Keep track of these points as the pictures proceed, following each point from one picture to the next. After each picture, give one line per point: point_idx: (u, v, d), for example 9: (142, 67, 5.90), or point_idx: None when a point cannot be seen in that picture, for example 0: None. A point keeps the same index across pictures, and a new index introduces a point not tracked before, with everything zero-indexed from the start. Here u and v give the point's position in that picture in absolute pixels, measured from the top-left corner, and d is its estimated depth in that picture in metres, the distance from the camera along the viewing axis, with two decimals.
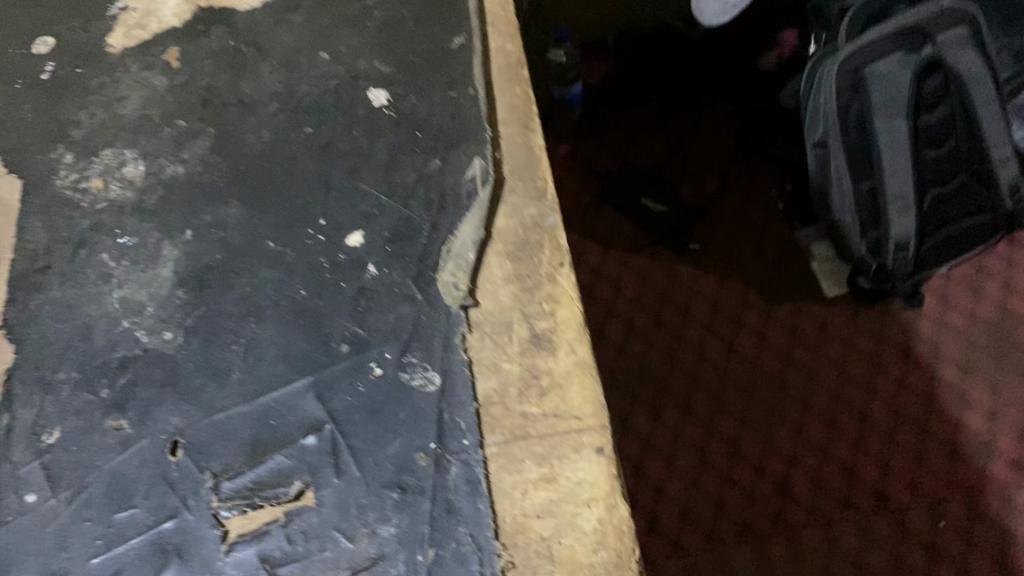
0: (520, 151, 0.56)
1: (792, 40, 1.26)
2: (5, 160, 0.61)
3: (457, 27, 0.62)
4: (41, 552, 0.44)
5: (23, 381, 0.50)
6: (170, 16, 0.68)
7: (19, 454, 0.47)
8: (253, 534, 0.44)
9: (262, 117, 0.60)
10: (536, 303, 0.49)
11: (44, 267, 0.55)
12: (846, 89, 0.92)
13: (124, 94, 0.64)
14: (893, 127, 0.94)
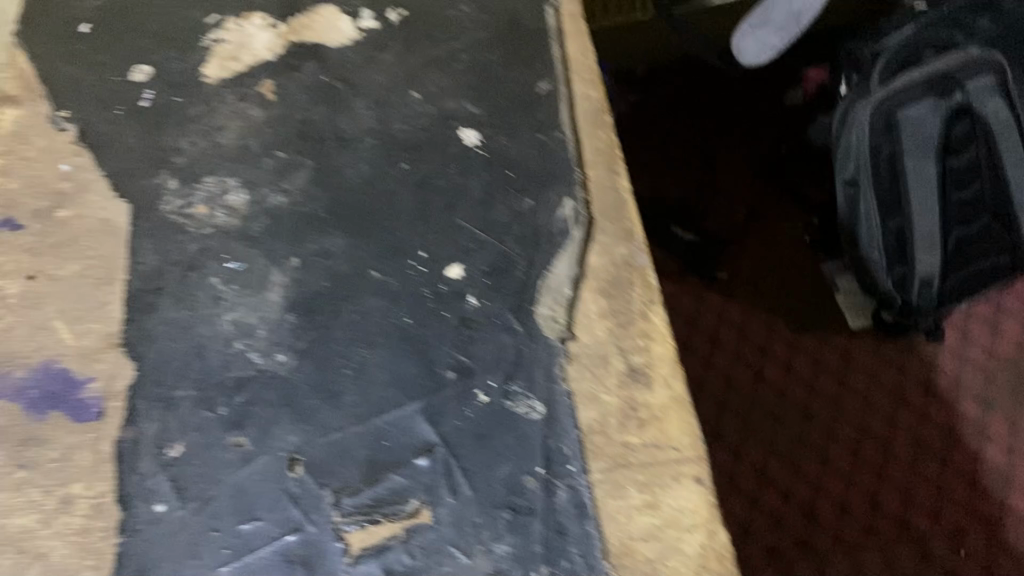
0: (607, 193, 0.59)
1: (817, 76, 1.33)
2: (112, 184, 0.64)
3: (543, 73, 0.66)
4: (173, 560, 0.48)
5: (145, 397, 0.53)
6: (262, 50, 0.72)
7: (146, 466, 0.51)
8: (375, 549, 0.47)
9: (359, 151, 0.64)
10: (632, 338, 0.52)
11: (157, 288, 0.58)
12: (880, 131, 1.01)
13: (222, 124, 0.67)
14: (922, 168, 1.02)
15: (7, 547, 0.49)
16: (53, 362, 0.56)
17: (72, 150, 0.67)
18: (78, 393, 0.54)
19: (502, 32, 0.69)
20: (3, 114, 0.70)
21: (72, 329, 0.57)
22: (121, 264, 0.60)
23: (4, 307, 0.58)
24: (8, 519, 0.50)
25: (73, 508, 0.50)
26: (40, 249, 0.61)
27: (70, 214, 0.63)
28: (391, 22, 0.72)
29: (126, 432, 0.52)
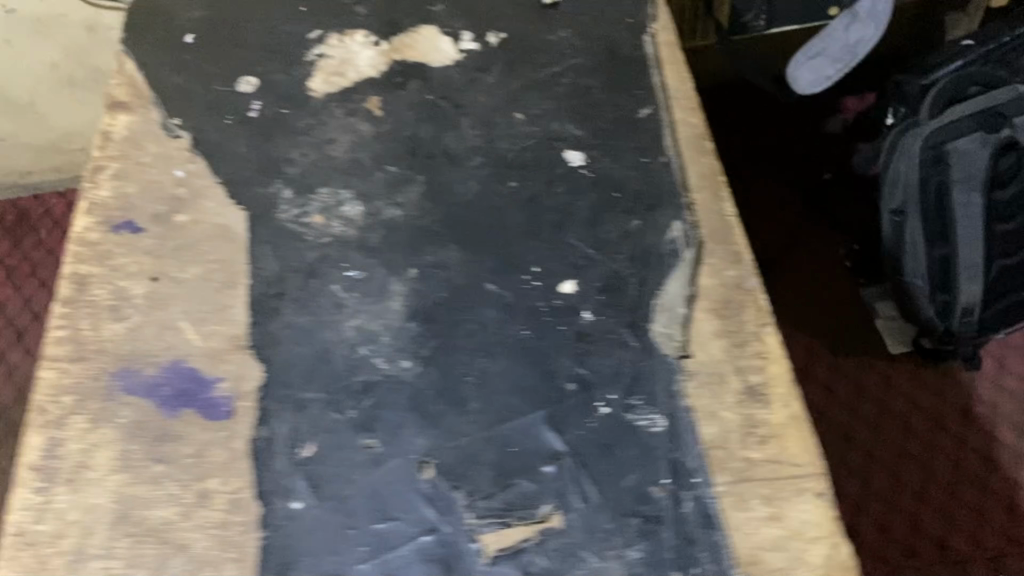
0: (713, 218, 0.61)
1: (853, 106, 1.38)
2: (228, 191, 0.66)
3: (644, 98, 0.68)
4: (312, 556, 0.49)
5: (275, 398, 0.56)
6: (366, 66, 0.74)
7: (281, 464, 0.53)
8: (510, 550, 0.49)
9: (469, 169, 0.67)
10: (747, 357, 0.55)
11: (279, 293, 0.60)
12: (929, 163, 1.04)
13: (332, 137, 0.70)
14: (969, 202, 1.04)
15: (149, 538, 0.51)
16: (181, 362, 0.58)
17: (186, 157, 0.69)
18: (208, 391, 0.56)
19: (601, 57, 0.72)
20: (116, 119, 0.72)
21: (197, 330, 0.59)
22: (241, 268, 0.62)
23: (131, 307, 0.60)
24: (149, 512, 0.52)
25: (211, 503, 0.52)
26: (161, 252, 0.63)
27: (188, 219, 0.65)
28: (491, 45, 0.75)
29: (259, 431, 0.54)
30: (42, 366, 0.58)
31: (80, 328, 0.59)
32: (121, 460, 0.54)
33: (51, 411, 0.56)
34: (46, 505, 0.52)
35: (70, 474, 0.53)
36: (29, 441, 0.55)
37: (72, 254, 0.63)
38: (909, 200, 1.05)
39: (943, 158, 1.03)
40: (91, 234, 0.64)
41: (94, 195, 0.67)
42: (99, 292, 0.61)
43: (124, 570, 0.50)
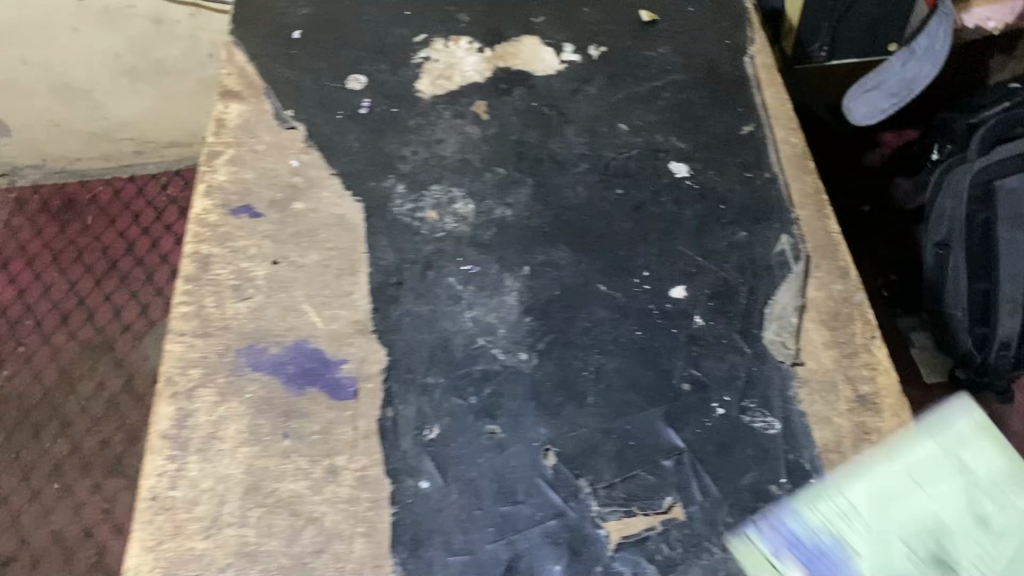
0: (819, 233, 0.64)
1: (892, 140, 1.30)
2: (344, 182, 0.69)
3: (745, 116, 0.71)
4: (442, 532, 0.52)
5: (399, 381, 0.58)
6: (472, 72, 0.76)
7: (407, 444, 0.55)
8: (635, 538, 0.52)
9: (575, 174, 0.69)
10: (856, 367, 0.58)
11: (397, 283, 0.63)
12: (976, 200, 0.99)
13: (441, 137, 0.72)
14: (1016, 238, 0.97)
15: (281, 509, 0.53)
16: (304, 342, 0.59)
17: (300, 148, 0.71)
18: (332, 372, 0.58)
19: (701, 74, 0.74)
20: (228, 107, 0.73)
21: (320, 313, 0.61)
22: (360, 257, 0.64)
23: (252, 287, 0.62)
24: (278, 484, 0.53)
25: (338, 478, 0.54)
26: (280, 236, 0.65)
27: (305, 206, 0.67)
28: (592, 57, 0.76)
29: (385, 411, 0.56)
30: (168, 339, 0.60)
31: (205, 305, 0.61)
32: (250, 433, 0.55)
33: (180, 382, 0.58)
34: (179, 473, 0.54)
35: (200, 443, 0.55)
36: (160, 411, 0.56)
37: (193, 234, 0.65)
38: (953, 233, 1.00)
39: (990, 196, 0.98)
40: (211, 216, 0.66)
41: (211, 179, 0.69)
42: (222, 271, 0.63)
43: (257, 539, 0.52)
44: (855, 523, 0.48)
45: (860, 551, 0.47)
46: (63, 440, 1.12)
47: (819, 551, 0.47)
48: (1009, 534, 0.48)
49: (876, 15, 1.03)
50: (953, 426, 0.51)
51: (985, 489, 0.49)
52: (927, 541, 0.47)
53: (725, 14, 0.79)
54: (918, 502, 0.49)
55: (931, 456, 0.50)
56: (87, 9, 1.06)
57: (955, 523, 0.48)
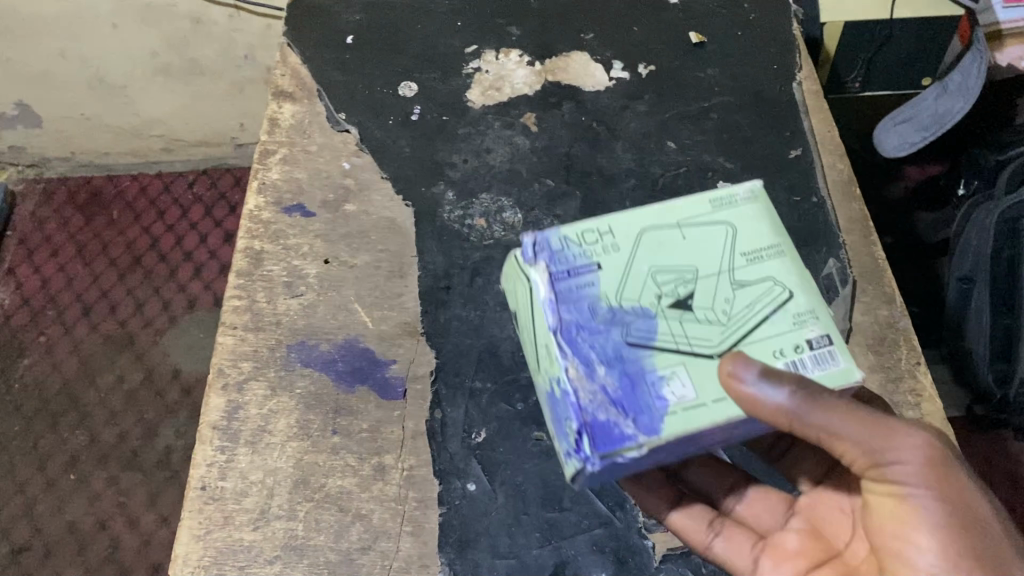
0: (865, 258, 0.66)
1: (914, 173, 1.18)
2: (394, 186, 0.69)
3: (793, 140, 0.72)
4: (488, 534, 0.54)
5: (447, 384, 0.59)
6: (522, 84, 0.76)
7: (455, 446, 0.57)
8: (680, 550, 0.54)
9: (623, 190, 0.70)
10: (901, 393, 0.60)
11: (446, 287, 0.64)
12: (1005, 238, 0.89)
13: (491, 146, 0.72)
14: None
15: (329, 505, 0.54)
16: (355, 340, 0.61)
17: (351, 150, 0.71)
18: (381, 371, 0.59)
19: (749, 98, 0.75)
20: (282, 108, 0.74)
21: (370, 314, 0.62)
22: (410, 260, 0.65)
23: (305, 285, 0.63)
24: (327, 480, 0.55)
25: (387, 477, 0.55)
26: (331, 237, 0.66)
27: (356, 208, 0.68)
28: (641, 75, 0.76)
29: (433, 413, 0.58)
30: (221, 332, 0.61)
31: (257, 300, 0.62)
32: (300, 428, 0.57)
33: (230, 373, 0.59)
34: (228, 464, 0.56)
35: (250, 436, 0.57)
36: (211, 402, 0.58)
37: (245, 230, 0.66)
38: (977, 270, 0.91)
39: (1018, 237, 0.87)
40: (263, 213, 0.67)
41: (264, 176, 0.70)
42: (274, 268, 0.64)
43: (305, 533, 0.53)
44: (608, 251, 0.47)
45: (603, 269, 0.47)
46: (82, 431, 1.12)
47: (565, 259, 0.47)
48: (760, 290, 0.46)
49: (913, 51, 0.97)
50: (738, 196, 0.50)
51: (751, 250, 0.47)
52: (672, 280, 0.46)
53: (774, 39, 0.79)
54: (675, 242, 0.48)
55: (705, 210, 0.49)
56: (127, 5, 1.04)
57: (708, 270, 0.47)
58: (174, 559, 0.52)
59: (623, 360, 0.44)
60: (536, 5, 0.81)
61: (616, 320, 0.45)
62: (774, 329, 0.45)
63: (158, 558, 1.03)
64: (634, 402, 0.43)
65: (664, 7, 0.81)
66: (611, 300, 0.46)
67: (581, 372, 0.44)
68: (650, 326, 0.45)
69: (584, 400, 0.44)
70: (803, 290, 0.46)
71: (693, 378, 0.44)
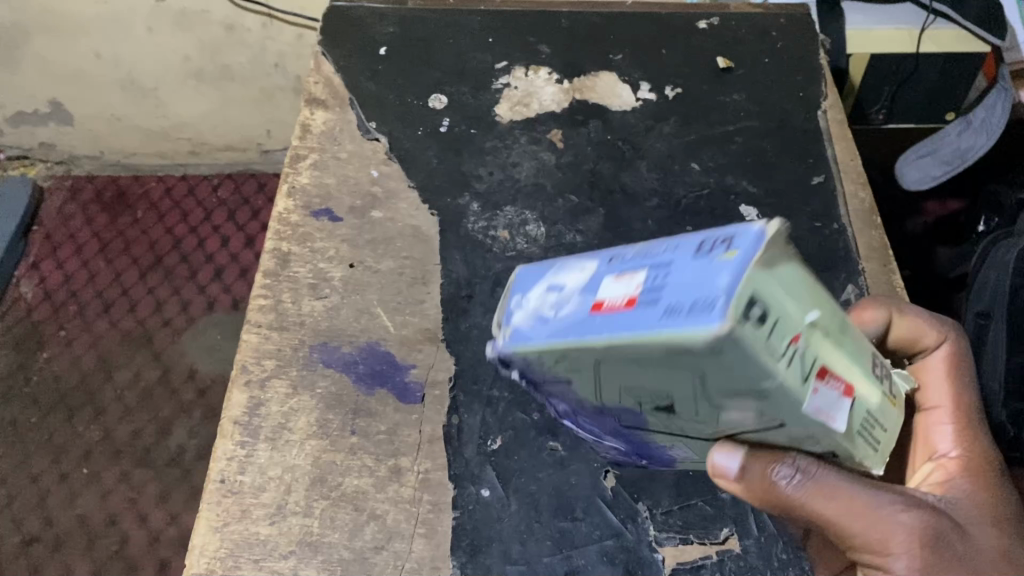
0: (884, 286, 0.67)
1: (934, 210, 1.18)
2: (420, 195, 0.70)
3: (816, 167, 0.73)
4: (502, 541, 0.55)
5: (465, 391, 0.60)
6: (549, 101, 0.77)
7: (471, 452, 0.58)
8: (690, 565, 0.55)
9: (646, 209, 0.70)
10: None
11: (467, 296, 0.65)
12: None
13: (517, 160, 0.73)
14: None
15: (345, 504, 0.55)
16: (376, 344, 0.62)
17: (380, 158, 0.72)
18: (401, 375, 0.61)
19: (774, 123, 0.76)
20: (313, 114, 0.75)
21: (392, 318, 0.63)
22: (433, 268, 0.66)
23: (329, 288, 0.65)
24: (344, 479, 0.56)
25: (402, 479, 0.56)
26: (357, 242, 0.67)
27: (382, 215, 0.69)
28: (668, 97, 0.77)
29: (451, 418, 0.59)
30: (246, 330, 0.62)
31: (282, 301, 0.64)
32: (319, 427, 0.58)
33: (254, 370, 0.60)
34: (248, 459, 0.57)
35: (271, 432, 0.58)
36: (234, 397, 0.59)
37: (273, 231, 0.68)
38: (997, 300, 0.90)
39: None
40: (292, 216, 0.69)
41: (294, 180, 0.71)
42: (300, 270, 0.65)
43: (320, 530, 0.54)
44: (565, 368, 0.39)
45: (574, 381, 0.41)
46: (95, 426, 1.13)
47: (532, 366, 0.42)
48: (746, 416, 0.37)
49: (939, 84, 0.97)
50: (698, 350, 0.31)
51: (728, 389, 0.35)
52: (648, 396, 0.39)
53: (800, 67, 0.80)
54: (635, 373, 0.36)
55: (656, 358, 0.33)
56: (163, 10, 1.06)
57: (682, 396, 0.37)
58: (191, 550, 0.53)
59: (623, 430, 0.47)
60: (566, 25, 0.82)
61: (603, 412, 0.45)
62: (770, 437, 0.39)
63: (165, 556, 1.03)
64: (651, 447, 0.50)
65: (693, 32, 0.82)
66: (596, 401, 0.43)
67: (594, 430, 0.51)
68: (640, 418, 0.43)
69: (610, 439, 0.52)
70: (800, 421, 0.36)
71: (692, 449, 0.47)
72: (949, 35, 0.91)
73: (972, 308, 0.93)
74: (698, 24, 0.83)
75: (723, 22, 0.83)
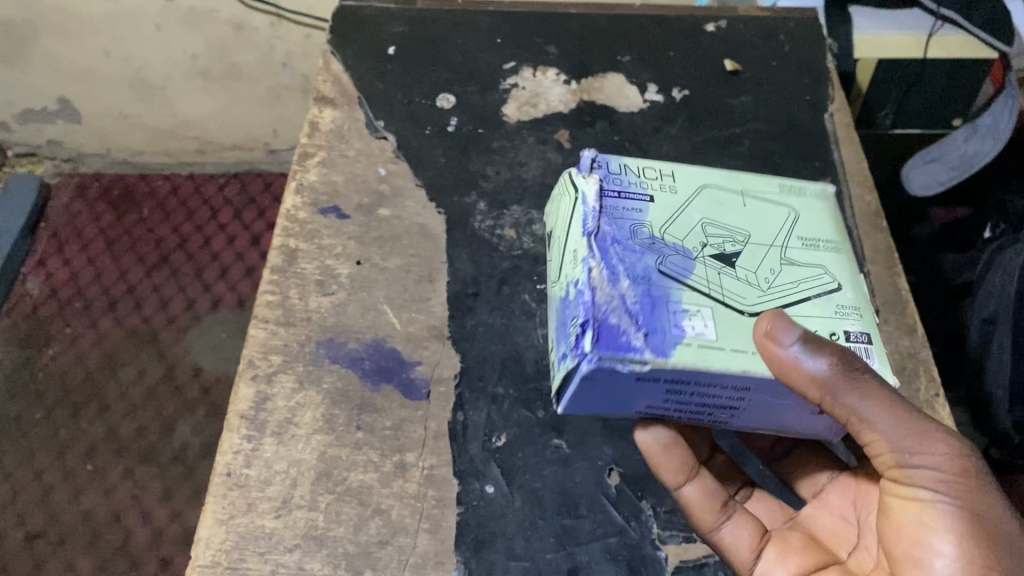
0: (889, 289, 0.67)
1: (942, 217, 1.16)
2: (428, 193, 0.71)
3: (822, 170, 0.73)
4: (506, 537, 0.55)
5: (470, 388, 0.61)
6: (557, 102, 0.77)
7: (475, 449, 0.58)
8: (693, 563, 0.55)
9: None
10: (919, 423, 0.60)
11: (474, 293, 0.65)
12: None
13: (524, 160, 0.73)
14: None
15: (350, 498, 0.56)
16: (382, 341, 0.62)
17: (388, 157, 0.73)
18: (407, 371, 0.61)
19: (780, 126, 0.76)
20: (322, 112, 0.75)
21: (398, 315, 0.64)
22: (439, 265, 0.66)
23: (337, 284, 0.65)
24: (349, 474, 0.56)
25: (407, 474, 0.57)
26: (365, 239, 0.68)
27: (389, 212, 0.69)
28: (674, 99, 0.78)
29: (456, 415, 0.59)
30: (253, 325, 0.62)
31: (289, 296, 0.64)
32: (326, 422, 0.58)
33: (260, 365, 0.60)
34: (254, 453, 0.57)
35: (277, 427, 0.58)
36: (241, 392, 0.59)
37: (282, 228, 0.68)
38: (1004, 305, 0.89)
39: None
40: (300, 213, 0.69)
41: (302, 177, 0.71)
42: (308, 266, 0.66)
43: (325, 524, 0.55)
44: (663, 198, 0.52)
45: (655, 205, 0.52)
46: (100, 423, 1.13)
47: (620, 185, 0.52)
48: (805, 272, 0.50)
49: (947, 90, 0.97)
50: (809, 190, 0.56)
51: (806, 237, 0.52)
52: (723, 236, 0.51)
53: (807, 70, 0.80)
54: (732, 207, 0.53)
55: (774, 192, 0.55)
56: (172, 9, 1.07)
57: (760, 240, 0.51)
58: (197, 542, 0.53)
59: (650, 280, 0.47)
60: (574, 26, 0.83)
61: (653, 251, 0.49)
62: (814, 304, 0.49)
63: (168, 553, 1.04)
64: (650, 320, 0.45)
65: (700, 34, 0.82)
66: (655, 230, 0.50)
67: (605, 278, 0.47)
68: (685, 265, 0.48)
69: (601, 299, 0.46)
70: (847, 284, 0.50)
71: (716, 321, 0.46)
72: (957, 41, 0.92)
73: (979, 313, 0.92)
74: (706, 27, 0.83)
75: (731, 24, 0.83)
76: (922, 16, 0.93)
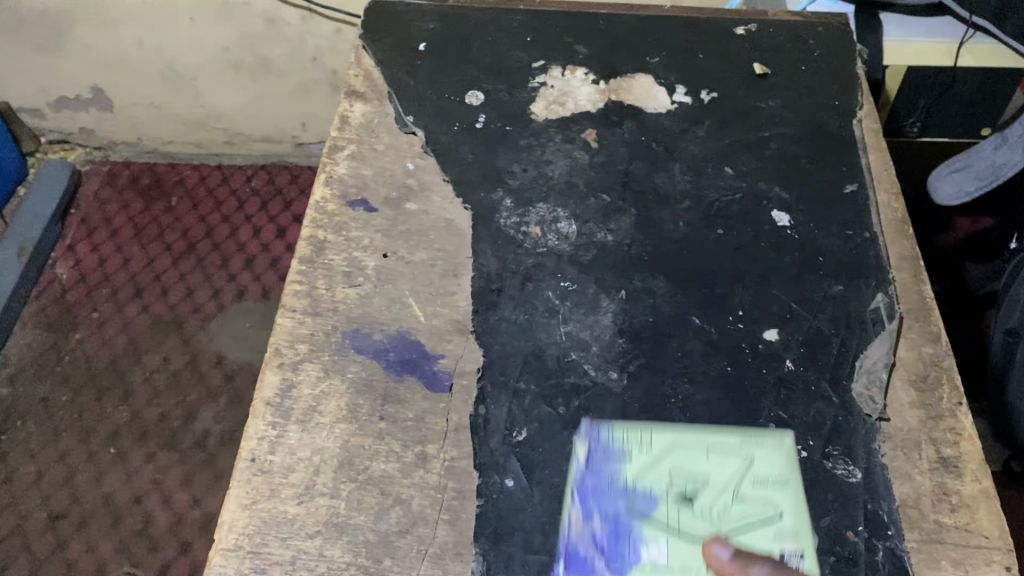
0: (913, 296, 0.67)
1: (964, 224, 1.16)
2: (454, 188, 0.71)
3: (850, 175, 0.73)
4: (524, 531, 0.55)
5: (491, 381, 0.61)
6: (585, 101, 0.77)
7: (495, 443, 0.58)
8: None
9: (677, 211, 0.71)
10: (941, 430, 0.60)
11: (497, 289, 0.65)
12: None
13: (550, 159, 0.73)
14: None
15: (371, 487, 0.56)
16: (406, 332, 0.63)
17: (417, 151, 0.73)
18: (430, 364, 0.62)
19: (808, 130, 0.76)
20: (352, 106, 0.76)
21: (423, 308, 0.64)
22: (464, 260, 0.67)
23: (363, 276, 0.66)
24: (372, 463, 0.57)
25: (428, 465, 0.58)
26: (391, 232, 0.68)
27: (416, 207, 0.70)
28: (702, 101, 0.78)
29: (477, 408, 0.60)
30: (281, 314, 0.64)
31: (317, 287, 0.65)
32: (349, 411, 0.59)
33: (287, 354, 0.62)
34: (279, 439, 0.58)
35: (302, 415, 0.59)
36: (267, 379, 0.61)
37: (311, 219, 0.69)
38: None
39: None
40: (329, 205, 0.70)
41: (332, 170, 0.72)
42: (335, 257, 0.67)
43: (346, 511, 0.56)
44: (636, 451, 0.57)
45: (632, 456, 0.57)
46: (125, 408, 1.15)
47: (606, 439, 0.58)
48: (755, 509, 0.55)
49: (975, 99, 0.96)
50: (769, 437, 0.58)
51: (761, 478, 0.56)
52: (686, 479, 0.56)
53: (836, 76, 0.80)
54: (698, 455, 0.57)
55: (736, 440, 0.58)
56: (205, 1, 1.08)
57: (717, 481, 0.56)
58: (221, 526, 0.55)
59: (622, 520, 0.54)
60: (604, 27, 0.83)
61: (626, 493, 0.55)
62: (756, 541, 0.53)
63: (188, 538, 1.04)
64: (613, 554, 0.53)
65: (730, 38, 0.83)
66: (629, 478, 0.56)
67: (580, 518, 0.55)
68: (651, 506, 0.55)
69: (575, 538, 0.54)
70: (791, 515, 0.55)
71: (671, 550, 0.53)
72: (987, 49, 0.90)
73: (1002, 325, 0.91)
74: (736, 31, 0.84)
75: (761, 29, 0.84)
76: (952, 24, 0.92)
